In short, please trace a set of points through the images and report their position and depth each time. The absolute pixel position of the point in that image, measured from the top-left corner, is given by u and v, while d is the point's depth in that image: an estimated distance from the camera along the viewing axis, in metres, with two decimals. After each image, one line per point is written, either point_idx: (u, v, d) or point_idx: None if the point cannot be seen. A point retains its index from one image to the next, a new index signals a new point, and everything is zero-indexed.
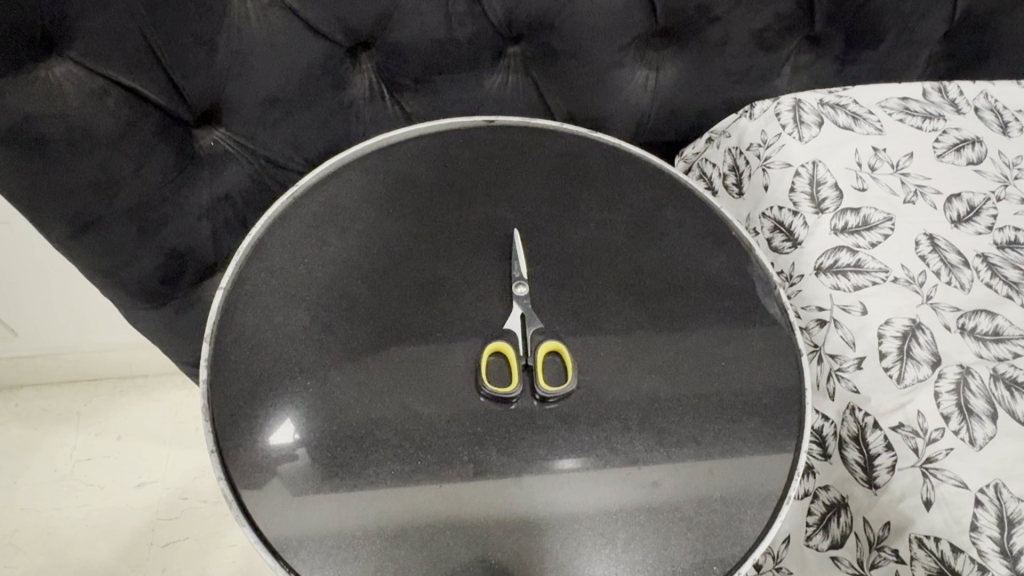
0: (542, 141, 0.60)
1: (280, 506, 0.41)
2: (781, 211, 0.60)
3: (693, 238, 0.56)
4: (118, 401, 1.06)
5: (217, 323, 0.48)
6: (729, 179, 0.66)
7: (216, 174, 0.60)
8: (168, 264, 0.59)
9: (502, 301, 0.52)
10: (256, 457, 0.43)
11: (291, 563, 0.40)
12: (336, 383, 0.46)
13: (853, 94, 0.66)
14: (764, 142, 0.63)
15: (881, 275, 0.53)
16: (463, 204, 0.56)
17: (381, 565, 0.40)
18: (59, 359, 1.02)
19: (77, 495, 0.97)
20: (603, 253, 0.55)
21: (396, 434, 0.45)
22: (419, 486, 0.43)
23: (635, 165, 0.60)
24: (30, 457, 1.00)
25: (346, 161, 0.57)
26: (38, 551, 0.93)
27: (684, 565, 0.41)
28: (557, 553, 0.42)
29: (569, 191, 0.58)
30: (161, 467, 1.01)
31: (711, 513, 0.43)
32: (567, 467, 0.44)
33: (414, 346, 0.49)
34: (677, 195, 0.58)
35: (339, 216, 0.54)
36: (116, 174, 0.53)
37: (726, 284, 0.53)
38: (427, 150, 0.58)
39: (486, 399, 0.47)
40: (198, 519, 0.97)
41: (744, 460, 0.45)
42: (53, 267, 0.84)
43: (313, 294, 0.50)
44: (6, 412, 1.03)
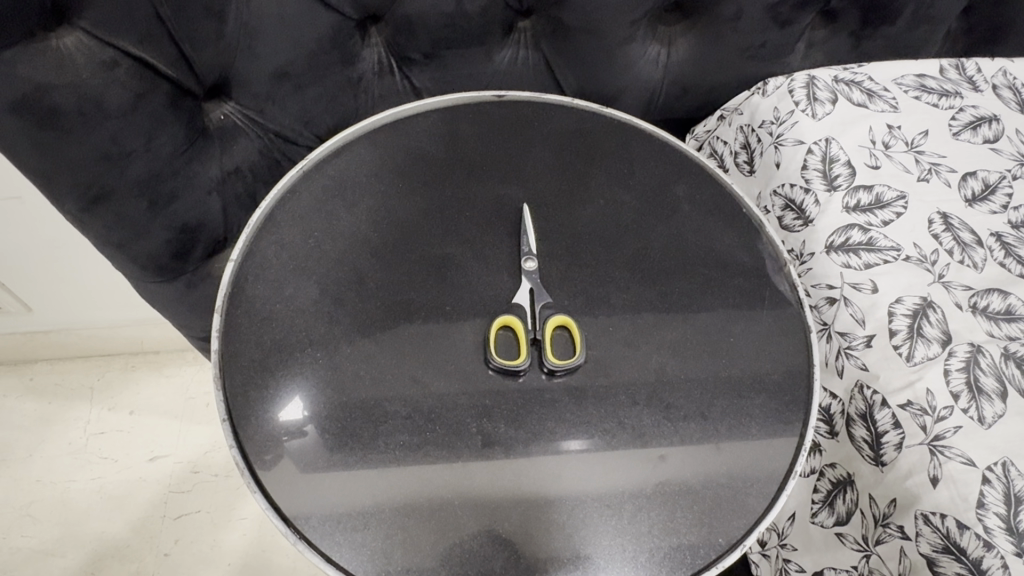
0: (552, 117, 0.60)
1: (291, 476, 0.42)
2: (793, 189, 0.59)
3: (702, 215, 0.56)
4: (130, 377, 1.07)
5: (228, 296, 0.48)
6: (741, 157, 0.66)
7: (226, 148, 0.61)
8: (178, 239, 0.59)
9: (511, 275, 0.52)
10: (266, 427, 0.43)
11: (302, 530, 0.40)
12: (346, 356, 0.47)
13: (868, 71, 0.65)
14: (777, 119, 0.63)
15: (892, 253, 0.53)
16: (472, 179, 0.56)
17: (391, 533, 0.41)
18: (71, 334, 1.03)
19: (91, 468, 0.99)
20: (613, 230, 0.54)
21: (405, 406, 0.45)
22: (429, 457, 0.43)
23: (646, 142, 0.59)
24: (44, 431, 1.02)
25: (356, 136, 0.57)
26: (53, 522, 0.94)
27: (690, 538, 0.42)
28: (564, 524, 0.42)
29: (579, 168, 0.57)
30: (173, 441, 1.02)
31: (718, 487, 0.44)
32: (576, 441, 0.45)
33: (423, 320, 0.49)
34: (687, 172, 0.58)
35: (348, 191, 0.54)
36: (127, 147, 0.52)
37: (736, 261, 0.53)
38: (437, 125, 0.58)
39: (494, 372, 0.47)
40: (209, 493, 0.98)
41: (751, 436, 0.45)
42: (65, 242, 0.85)
43: (323, 268, 0.50)
44: (20, 386, 1.05)
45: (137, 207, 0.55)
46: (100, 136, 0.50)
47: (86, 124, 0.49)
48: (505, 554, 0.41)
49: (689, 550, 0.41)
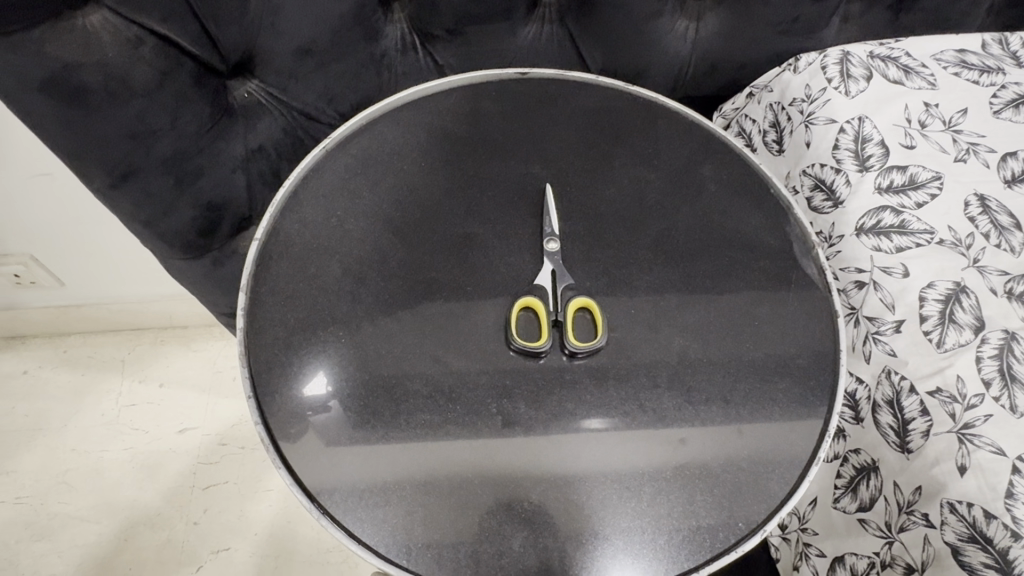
0: (576, 95, 0.59)
1: (314, 451, 0.42)
2: (823, 169, 0.58)
3: (729, 195, 0.55)
4: (160, 350, 1.10)
5: (253, 274, 0.48)
6: (770, 136, 0.64)
7: (251, 125, 0.60)
8: (204, 217, 0.59)
9: (532, 257, 0.51)
10: (291, 403, 0.44)
11: (325, 505, 0.41)
12: (368, 335, 0.47)
13: (905, 46, 0.62)
14: (808, 97, 0.61)
15: (925, 236, 0.52)
16: (495, 157, 0.56)
17: (412, 511, 0.41)
18: (102, 309, 1.06)
19: (124, 438, 1.02)
20: (637, 211, 0.54)
21: (426, 385, 0.46)
22: (449, 435, 0.44)
23: (672, 120, 0.58)
24: (79, 402, 1.05)
25: (379, 113, 0.57)
26: (89, 490, 0.98)
27: (709, 521, 0.42)
28: (583, 505, 0.42)
29: (602, 146, 0.57)
30: (201, 413, 1.05)
31: (738, 471, 0.43)
32: (592, 423, 0.45)
33: (444, 300, 0.49)
34: (714, 151, 0.57)
35: (371, 170, 0.54)
36: (153, 125, 0.52)
37: (762, 244, 0.52)
38: (460, 103, 0.58)
39: (516, 353, 0.47)
40: (237, 465, 1.01)
41: (774, 420, 0.45)
42: (94, 218, 0.86)
43: (345, 248, 0.50)
44: (55, 358, 1.08)
45: (164, 185, 0.55)
46: (127, 113, 0.50)
47: (113, 104, 0.49)
48: (525, 532, 0.41)
49: (708, 533, 0.41)
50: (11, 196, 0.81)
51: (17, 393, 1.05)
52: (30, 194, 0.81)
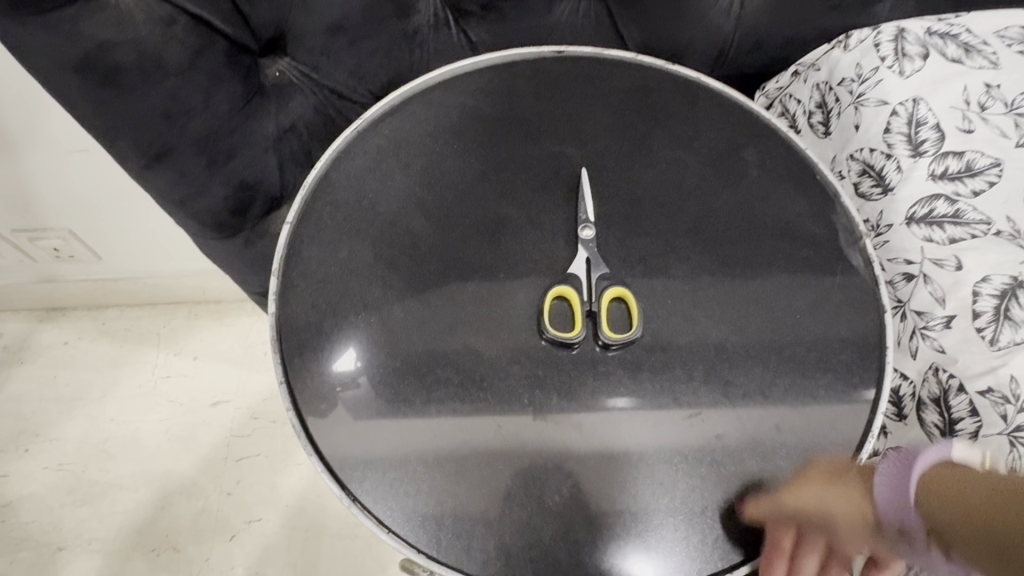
0: (614, 75, 0.57)
1: (344, 425, 0.43)
2: (872, 154, 0.55)
3: (773, 180, 0.53)
4: (194, 324, 1.12)
5: (286, 257, 0.48)
6: (815, 118, 0.61)
7: (282, 104, 0.59)
8: (236, 197, 0.58)
9: (568, 243, 0.50)
10: (324, 382, 0.44)
11: (355, 492, 0.41)
12: (399, 321, 0.47)
13: (966, 21, 0.59)
14: (858, 77, 0.58)
15: (982, 227, 0.49)
16: (529, 140, 0.54)
17: (442, 501, 0.41)
18: (138, 283, 1.07)
19: (160, 409, 1.04)
20: (675, 196, 0.52)
21: (457, 373, 0.45)
22: (479, 422, 0.43)
23: (714, 102, 0.56)
24: (117, 373, 1.07)
25: (411, 94, 0.55)
26: (128, 459, 1.01)
27: (745, 520, 0.41)
28: (615, 499, 0.42)
29: (640, 129, 0.55)
30: (234, 387, 1.07)
31: (776, 469, 0.42)
32: (617, 404, 0.44)
33: (476, 284, 0.49)
34: (760, 135, 0.54)
35: (402, 152, 0.53)
36: (186, 104, 0.51)
37: (808, 232, 0.50)
38: (493, 84, 0.56)
39: (548, 343, 0.46)
40: (269, 439, 1.03)
41: (813, 415, 0.44)
42: (130, 194, 0.87)
43: (376, 231, 0.50)
44: (95, 329, 1.11)
45: (197, 165, 0.54)
46: (160, 93, 0.49)
47: (146, 83, 0.48)
48: (556, 526, 0.41)
49: (744, 532, 0.41)
50: (50, 172, 0.82)
51: (59, 363, 1.08)
52: (68, 169, 0.82)
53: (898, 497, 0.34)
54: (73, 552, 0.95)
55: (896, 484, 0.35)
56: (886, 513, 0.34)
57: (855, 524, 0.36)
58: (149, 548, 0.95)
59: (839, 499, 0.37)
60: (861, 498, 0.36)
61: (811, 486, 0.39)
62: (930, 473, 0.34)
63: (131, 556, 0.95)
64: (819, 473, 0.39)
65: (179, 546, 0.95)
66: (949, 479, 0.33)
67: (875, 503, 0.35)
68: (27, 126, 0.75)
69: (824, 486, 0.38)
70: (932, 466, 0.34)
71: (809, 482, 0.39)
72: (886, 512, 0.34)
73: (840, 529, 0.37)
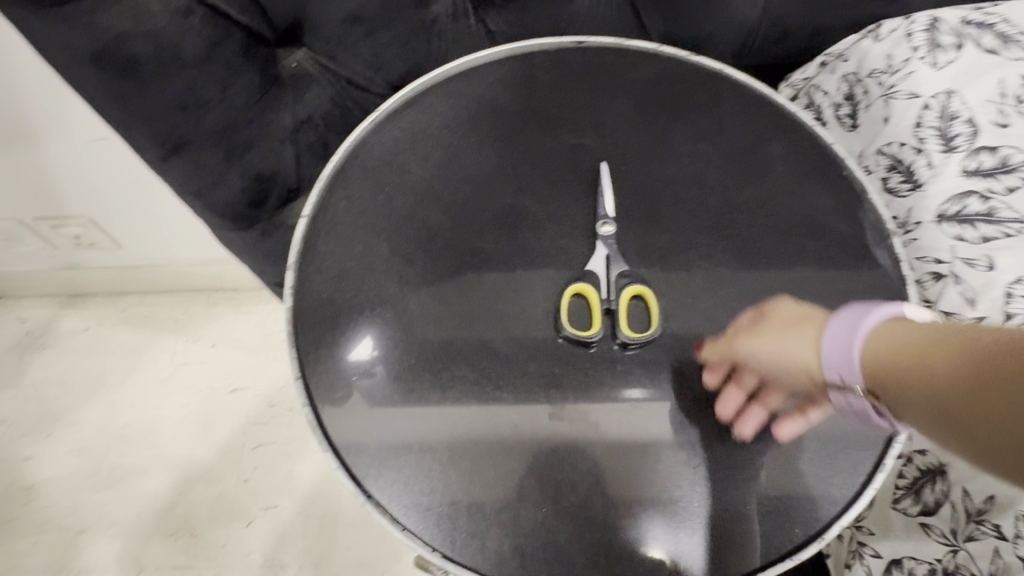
0: (636, 66, 0.55)
1: (360, 413, 0.44)
2: (902, 148, 0.53)
3: (798, 176, 0.51)
4: (213, 312, 1.12)
5: (302, 251, 0.48)
6: (843, 110, 0.59)
7: (299, 96, 0.59)
8: (254, 189, 0.58)
9: (587, 240, 0.51)
10: (342, 375, 0.45)
11: (370, 490, 0.42)
12: (415, 314, 0.47)
13: (1004, 10, 0.56)
14: (889, 68, 0.56)
15: (1016, 226, 0.48)
16: (548, 132, 0.54)
17: (458, 499, 0.42)
18: (158, 270, 1.08)
19: (179, 395, 1.06)
20: (695, 192, 0.51)
21: (472, 371, 0.46)
22: (496, 417, 0.44)
23: (739, 94, 0.54)
24: (137, 360, 1.09)
25: (428, 85, 0.54)
26: (147, 444, 1.02)
27: (766, 525, 0.42)
28: (631, 500, 0.43)
29: (662, 122, 0.54)
30: (252, 375, 1.08)
31: (798, 475, 0.43)
32: (634, 395, 0.46)
33: (495, 275, 0.49)
34: (785, 129, 0.53)
35: (419, 145, 0.53)
36: (203, 96, 0.51)
37: (833, 230, 0.49)
38: (512, 75, 0.55)
39: (565, 341, 0.47)
40: (285, 427, 1.04)
41: (836, 421, 0.45)
42: (148, 183, 0.87)
43: (393, 226, 0.50)
44: (115, 315, 1.12)
45: (214, 156, 0.54)
46: (177, 85, 0.49)
47: (163, 75, 0.48)
48: (570, 527, 0.42)
49: (764, 537, 0.42)
50: (70, 160, 0.82)
51: (80, 348, 1.09)
52: (88, 157, 0.82)
53: (844, 355, 0.39)
54: (95, 535, 0.97)
55: (843, 337, 0.39)
56: (825, 364, 0.40)
57: (794, 367, 0.42)
58: (168, 532, 0.97)
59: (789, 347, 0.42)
60: (808, 346, 0.41)
61: (765, 330, 0.43)
62: (878, 327, 0.38)
63: (150, 540, 0.96)
64: (776, 320, 0.43)
65: (197, 531, 0.97)
66: (890, 331, 0.37)
67: (819, 349, 0.40)
68: (47, 115, 0.75)
69: (777, 332, 0.42)
70: (881, 320, 0.39)
71: (763, 327, 0.43)
72: (831, 360, 0.40)
73: (774, 361, 0.42)
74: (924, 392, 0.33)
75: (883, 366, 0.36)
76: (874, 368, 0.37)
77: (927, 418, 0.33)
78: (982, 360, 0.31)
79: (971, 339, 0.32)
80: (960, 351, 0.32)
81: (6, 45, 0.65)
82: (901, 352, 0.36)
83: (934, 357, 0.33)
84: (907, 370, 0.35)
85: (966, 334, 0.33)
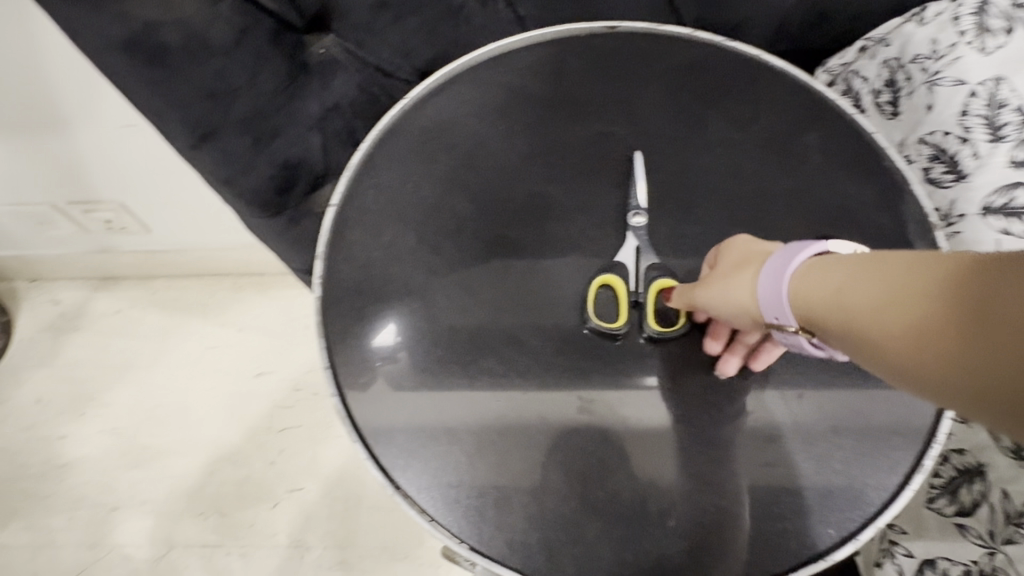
0: (668, 52, 0.54)
1: (383, 396, 0.44)
2: (946, 137, 0.52)
3: (835, 167, 0.50)
4: (240, 296, 1.14)
5: (331, 241, 0.48)
6: (882, 98, 0.57)
7: (327, 83, 0.58)
8: (281, 176, 0.58)
9: (616, 232, 0.50)
10: (370, 362, 0.45)
11: (398, 480, 0.42)
12: (442, 306, 0.47)
13: None
14: (933, 54, 0.53)
15: None
16: (578, 120, 0.53)
17: (485, 491, 0.42)
18: (186, 255, 1.10)
19: (207, 378, 1.07)
20: (727, 183, 0.51)
21: (500, 363, 0.46)
22: (523, 408, 0.45)
23: (775, 81, 0.53)
24: (166, 342, 1.10)
25: (456, 72, 0.54)
26: (177, 425, 1.04)
27: (798, 524, 0.42)
28: (659, 495, 0.43)
29: (694, 110, 0.53)
30: (278, 359, 1.09)
31: (832, 474, 0.43)
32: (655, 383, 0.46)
33: (522, 263, 0.49)
34: (822, 118, 0.52)
35: (447, 133, 0.52)
36: (232, 84, 0.50)
37: (870, 223, 0.48)
38: (542, 62, 0.54)
39: (591, 332, 0.47)
40: (310, 411, 1.05)
41: (871, 419, 0.44)
42: (176, 168, 0.88)
43: (422, 216, 0.50)
44: (144, 299, 1.13)
45: (242, 144, 0.54)
46: (206, 73, 0.49)
47: (192, 63, 0.48)
48: (598, 523, 0.42)
49: (796, 536, 0.41)
50: (100, 145, 0.83)
51: (112, 330, 1.11)
52: (117, 142, 0.82)
53: (778, 292, 0.38)
54: (127, 512, 0.99)
55: (777, 273, 0.38)
56: (761, 302, 0.39)
57: (736, 311, 0.41)
58: (197, 512, 0.99)
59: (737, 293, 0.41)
60: (746, 286, 0.40)
61: (713, 278, 0.43)
62: (805, 264, 0.37)
63: (180, 518, 0.98)
64: (722, 267, 0.43)
65: (225, 510, 0.99)
66: (823, 265, 0.36)
67: (757, 288, 0.39)
68: (78, 101, 0.76)
69: (722, 277, 0.42)
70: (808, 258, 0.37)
71: (712, 276, 0.43)
72: (766, 296, 0.39)
73: (722, 306, 0.42)
74: (879, 323, 0.31)
75: (829, 297, 0.34)
76: (814, 300, 0.35)
77: (872, 349, 0.31)
78: (948, 289, 0.29)
79: (932, 263, 0.30)
80: (923, 280, 0.30)
81: (38, 31, 0.66)
82: (852, 281, 0.33)
83: (891, 285, 0.31)
84: (861, 298, 0.32)
85: (922, 257, 0.31)
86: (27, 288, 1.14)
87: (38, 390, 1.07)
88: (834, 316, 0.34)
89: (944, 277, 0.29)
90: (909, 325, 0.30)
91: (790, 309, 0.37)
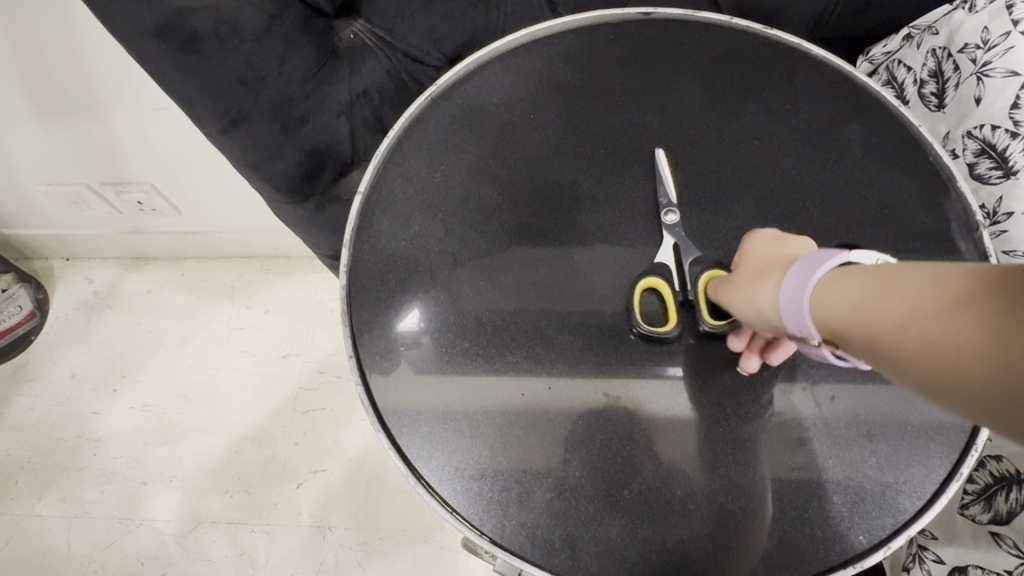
0: (703, 40, 0.53)
1: (406, 383, 0.44)
2: (994, 132, 0.51)
3: (876, 162, 0.49)
4: (266, 279, 1.15)
5: (357, 230, 0.48)
6: (927, 88, 0.55)
7: (355, 69, 0.58)
8: (309, 163, 0.58)
9: (647, 226, 0.49)
10: (395, 348, 0.45)
11: (421, 471, 0.42)
12: (468, 298, 0.47)
13: None
14: (984, 43, 0.51)
15: None
16: (609, 110, 0.52)
17: (507, 485, 0.42)
18: (215, 237, 1.11)
19: (234, 358, 1.09)
20: (762, 178, 0.49)
21: (525, 357, 0.46)
22: (547, 403, 0.44)
23: (813, 71, 0.51)
24: (195, 323, 1.12)
25: (486, 59, 0.53)
26: (204, 403, 1.06)
27: (825, 530, 0.41)
28: (684, 496, 0.42)
29: (730, 101, 0.51)
30: (304, 341, 1.10)
31: (863, 480, 0.42)
32: (676, 375, 0.45)
33: (547, 251, 0.49)
34: (863, 110, 0.50)
35: (476, 121, 0.52)
36: (262, 70, 0.50)
37: (912, 221, 0.47)
38: (574, 49, 0.53)
39: (640, 336, 0.46)
40: (334, 394, 1.06)
41: (905, 424, 0.43)
42: (204, 149, 0.88)
43: (449, 206, 0.49)
44: (174, 280, 1.15)
45: (271, 131, 0.53)
46: (236, 58, 0.48)
47: (223, 48, 0.47)
48: (622, 521, 0.41)
49: (823, 543, 0.41)
50: (133, 127, 0.84)
51: (142, 310, 1.14)
52: (147, 124, 0.83)
53: (798, 307, 0.37)
54: (156, 488, 1.01)
55: (797, 285, 0.38)
56: (778, 312, 0.38)
57: (755, 316, 0.41)
58: (223, 489, 1.01)
59: (753, 295, 0.41)
60: (768, 295, 0.40)
61: (735, 281, 0.43)
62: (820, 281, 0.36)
63: (208, 495, 1.00)
64: (744, 271, 0.43)
65: (251, 489, 1.00)
66: (838, 278, 0.35)
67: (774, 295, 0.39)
68: (111, 84, 0.76)
69: (743, 282, 0.42)
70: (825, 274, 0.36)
71: (733, 280, 0.43)
72: (782, 306, 0.38)
73: (745, 312, 0.42)
74: (892, 334, 0.31)
75: (845, 311, 0.34)
76: (829, 309, 0.35)
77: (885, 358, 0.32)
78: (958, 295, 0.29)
79: (936, 273, 0.30)
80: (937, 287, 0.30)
81: (72, 14, 0.66)
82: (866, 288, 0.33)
83: (900, 295, 0.31)
84: (873, 308, 0.32)
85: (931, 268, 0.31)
86: (62, 266, 1.17)
87: (73, 366, 1.10)
88: (849, 331, 0.34)
89: (954, 283, 0.29)
90: (920, 331, 0.30)
91: (808, 323, 0.36)
